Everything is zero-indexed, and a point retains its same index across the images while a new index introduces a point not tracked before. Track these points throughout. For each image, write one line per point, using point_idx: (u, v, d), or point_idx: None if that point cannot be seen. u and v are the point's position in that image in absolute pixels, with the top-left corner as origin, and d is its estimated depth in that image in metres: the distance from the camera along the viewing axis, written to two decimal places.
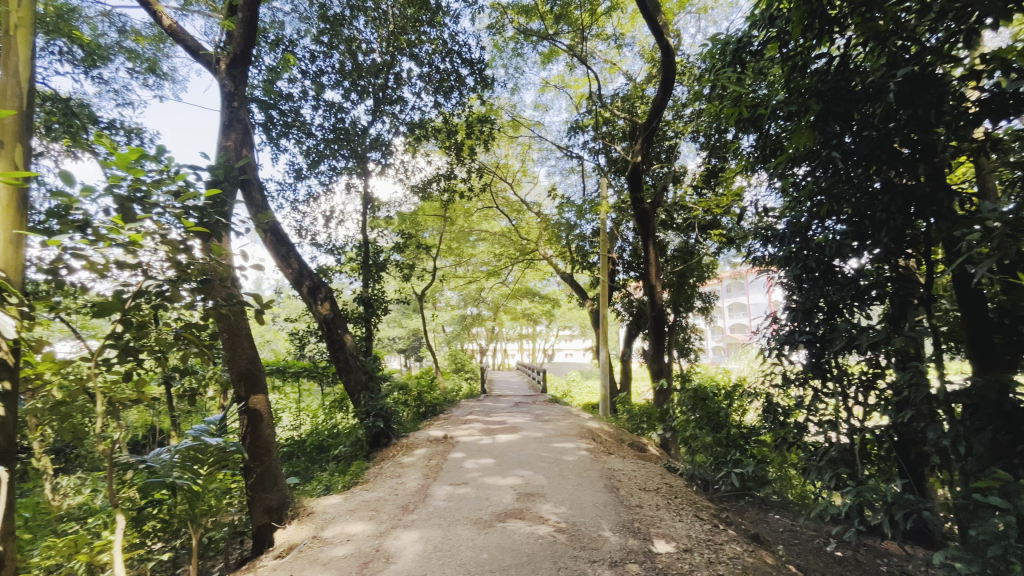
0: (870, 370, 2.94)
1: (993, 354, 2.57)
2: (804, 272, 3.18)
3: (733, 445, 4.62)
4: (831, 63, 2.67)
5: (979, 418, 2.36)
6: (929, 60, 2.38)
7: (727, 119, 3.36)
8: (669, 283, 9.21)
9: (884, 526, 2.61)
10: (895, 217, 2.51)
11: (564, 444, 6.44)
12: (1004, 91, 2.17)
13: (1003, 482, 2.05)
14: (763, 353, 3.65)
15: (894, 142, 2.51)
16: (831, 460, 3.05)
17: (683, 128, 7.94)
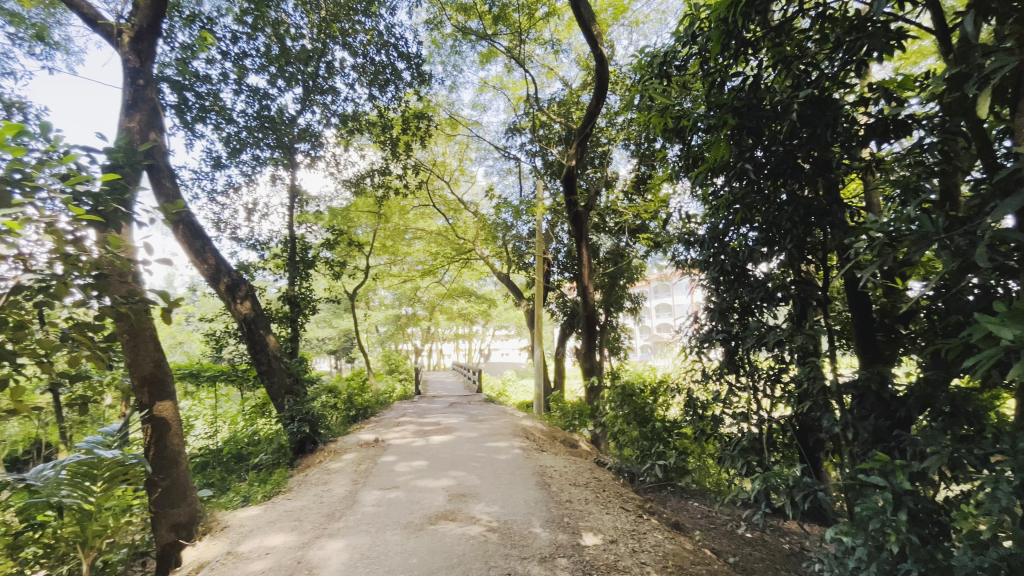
0: (776, 365, 3.21)
1: (876, 349, 2.91)
2: (721, 274, 3.42)
3: (657, 438, 4.87)
4: (746, 82, 2.88)
5: (864, 407, 2.65)
6: (826, 85, 2.64)
7: (654, 128, 3.53)
8: (601, 284, 9.54)
9: (786, 507, 2.86)
10: (797, 225, 2.78)
11: (498, 443, 6.46)
12: (887, 117, 2.48)
13: (882, 463, 2.32)
14: (685, 351, 3.87)
15: (797, 158, 2.77)
16: (743, 448, 3.30)
17: (615, 136, 8.25)
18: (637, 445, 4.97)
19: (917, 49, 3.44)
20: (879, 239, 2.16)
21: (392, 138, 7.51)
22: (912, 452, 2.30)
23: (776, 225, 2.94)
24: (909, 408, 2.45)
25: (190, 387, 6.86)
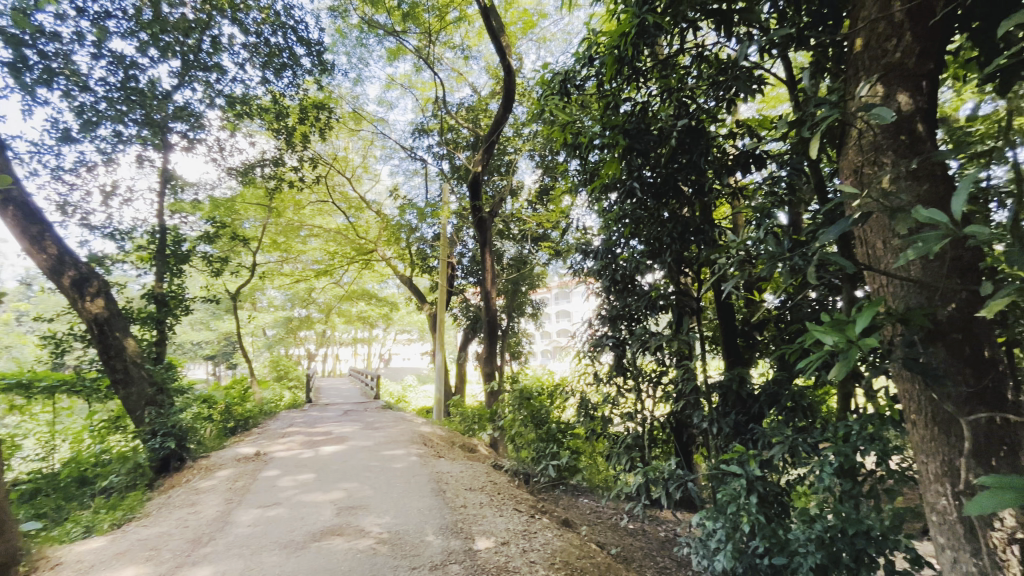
0: (658, 368, 3.50)
1: (738, 353, 3.33)
2: (612, 283, 3.68)
3: (552, 439, 5.06)
4: (635, 108, 3.11)
5: (727, 405, 3.01)
6: (702, 118, 2.96)
7: (555, 141, 3.67)
8: (504, 289, 9.73)
9: (662, 498, 3.13)
10: (676, 241, 3.12)
11: (395, 451, 6.25)
12: (748, 153, 2.84)
13: (739, 453, 2.64)
14: (579, 355, 4.08)
15: (677, 180, 3.08)
16: (627, 446, 3.58)
17: (521, 146, 8.46)
18: (533, 446, 5.12)
19: (774, 94, 3.98)
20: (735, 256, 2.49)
21: (288, 127, 6.99)
22: (762, 443, 2.65)
23: (659, 240, 3.25)
24: (761, 404, 2.83)
25: (19, 399, 5.63)
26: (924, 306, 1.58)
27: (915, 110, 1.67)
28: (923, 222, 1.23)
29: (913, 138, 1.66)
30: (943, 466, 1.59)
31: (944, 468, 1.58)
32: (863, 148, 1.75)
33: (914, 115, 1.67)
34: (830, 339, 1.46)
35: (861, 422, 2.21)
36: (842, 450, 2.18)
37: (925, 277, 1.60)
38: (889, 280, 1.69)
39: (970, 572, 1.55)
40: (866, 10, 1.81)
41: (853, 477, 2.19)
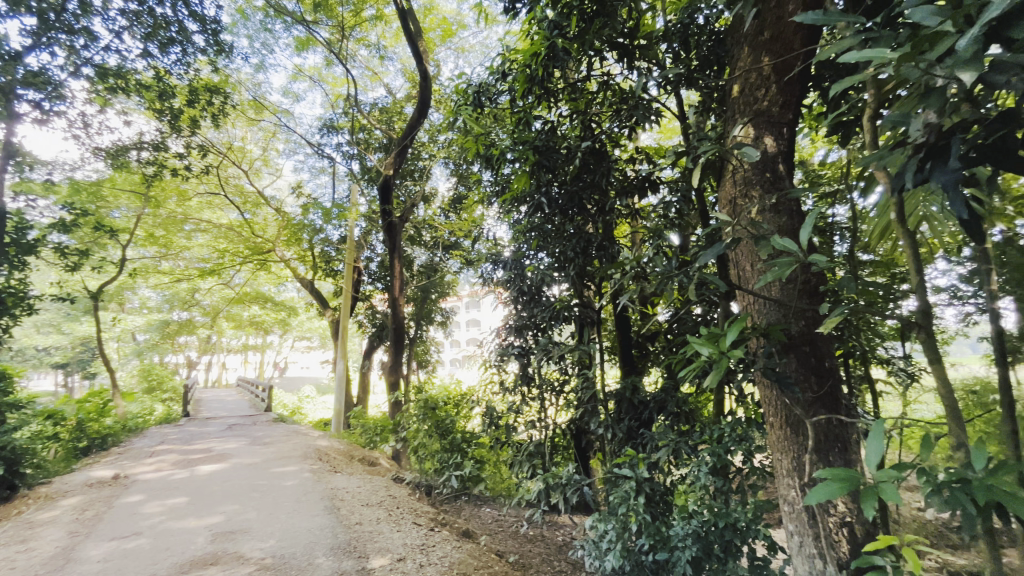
0: (560, 376, 3.64)
1: (632, 362, 3.58)
2: (519, 293, 3.77)
3: (456, 449, 5.02)
4: (545, 126, 3.24)
5: (621, 411, 3.21)
6: (605, 142, 3.18)
7: (468, 151, 3.68)
8: (413, 297, 9.52)
9: (560, 503, 3.24)
10: (579, 255, 3.30)
11: (286, 468, 5.79)
12: (643, 178, 3.09)
13: (631, 457, 2.81)
14: (486, 363, 4.11)
15: (583, 197, 3.26)
16: (529, 453, 3.68)
17: (436, 152, 8.35)
18: (436, 457, 5.03)
19: (670, 126, 4.35)
20: (626, 269, 2.70)
21: (173, 109, 6.28)
22: (651, 447, 2.85)
23: (563, 254, 3.41)
24: (650, 410, 3.05)
25: None
26: (781, 321, 1.81)
27: (778, 153, 1.92)
28: (779, 249, 1.42)
29: (775, 176, 1.91)
30: (792, 462, 1.83)
31: (794, 464, 1.82)
32: (737, 182, 1.98)
33: (776, 156, 1.93)
34: (706, 349, 1.62)
35: (731, 425, 2.47)
36: (716, 451, 2.42)
37: (782, 296, 1.84)
38: (755, 298, 1.92)
39: (812, 553, 1.79)
40: (741, 62, 2.05)
41: (726, 475, 2.43)
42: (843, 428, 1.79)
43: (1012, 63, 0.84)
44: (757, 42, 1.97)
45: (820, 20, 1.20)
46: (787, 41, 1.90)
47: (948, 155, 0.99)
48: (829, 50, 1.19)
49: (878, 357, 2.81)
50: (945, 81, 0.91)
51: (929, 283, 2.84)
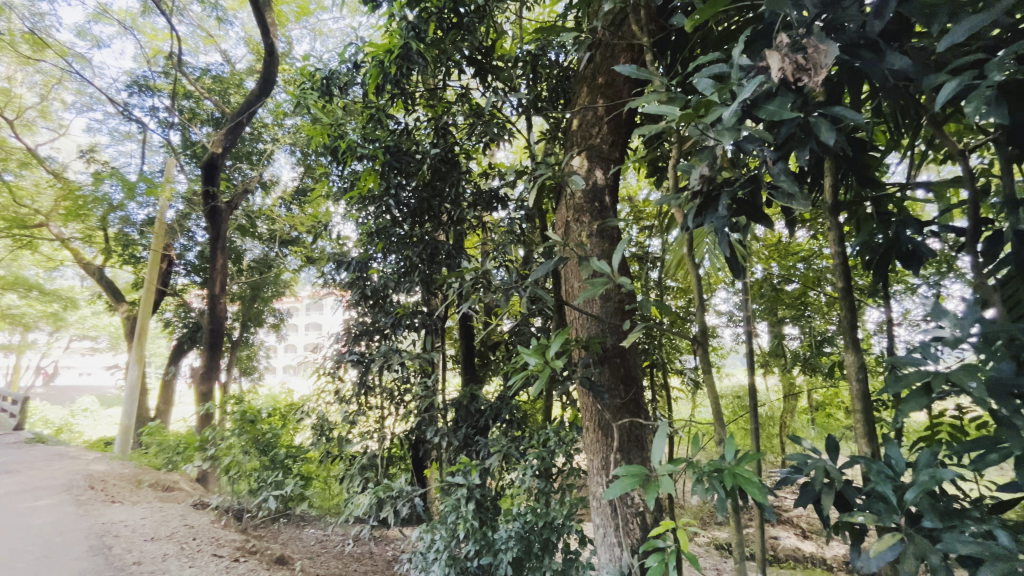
0: (401, 386, 3.49)
1: (473, 369, 3.68)
2: (361, 297, 3.58)
3: (279, 467, 4.50)
4: (400, 128, 3.19)
5: (458, 419, 3.26)
6: (458, 153, 3.23)
7: (314, 140, 3.41)
8: (240, 294, 8.36)
9: (389, 517, 3.14)
10: (425, 262, 3.27)
11: (39, 501, 4.56)
12: (489, 193, 3.23)
13: (464, 464, 2.86)
14: (321, 370, 3.80)
15: (434, 204, 3.26)
16: (362, 467, 3.50)
17: (280, 137, 7.46)
18: (251, 477, 4.44)
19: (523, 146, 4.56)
20: (467, 278, 2.74)
21: None
22: (484, 454, 2.94)
23: (410, 260, 3.35)
24: (486, 418, 3.14)
25: None
26: (598, 335, 2.03)
27: (606, 185, 2.16)
28: (596, 270, 1.60)
29: (602, 205, 2.14)
30: (601, 461, 2.04)
31: (602, 463, 2.04)
32: (571, 207, 2.17)
33: (604, 189, 2.16)
34: (532, 359, 1.74)
35: (556, 430, 2.67)
36: (542, 454, 2.59)
37: (601, 312, 2.07)
38: (580, 314, 2.11)
39: (612, 542, 2.02)
40: (580, 99, 2.27)
41: (549, 476, 2.62)
42: (641, 429, 2.06)
43: (757, 137, 1.08)
44: (593, 85, 2.19)
45: (633, 74, 1.39)
46: (617, 89, 2.16)
47: (717, 203, 1.21)
48: (644, 103, 1.37)
49: (674, 367, 3.33)
50: (715, 144, 1.14)
51: (712, 307, 3.47)
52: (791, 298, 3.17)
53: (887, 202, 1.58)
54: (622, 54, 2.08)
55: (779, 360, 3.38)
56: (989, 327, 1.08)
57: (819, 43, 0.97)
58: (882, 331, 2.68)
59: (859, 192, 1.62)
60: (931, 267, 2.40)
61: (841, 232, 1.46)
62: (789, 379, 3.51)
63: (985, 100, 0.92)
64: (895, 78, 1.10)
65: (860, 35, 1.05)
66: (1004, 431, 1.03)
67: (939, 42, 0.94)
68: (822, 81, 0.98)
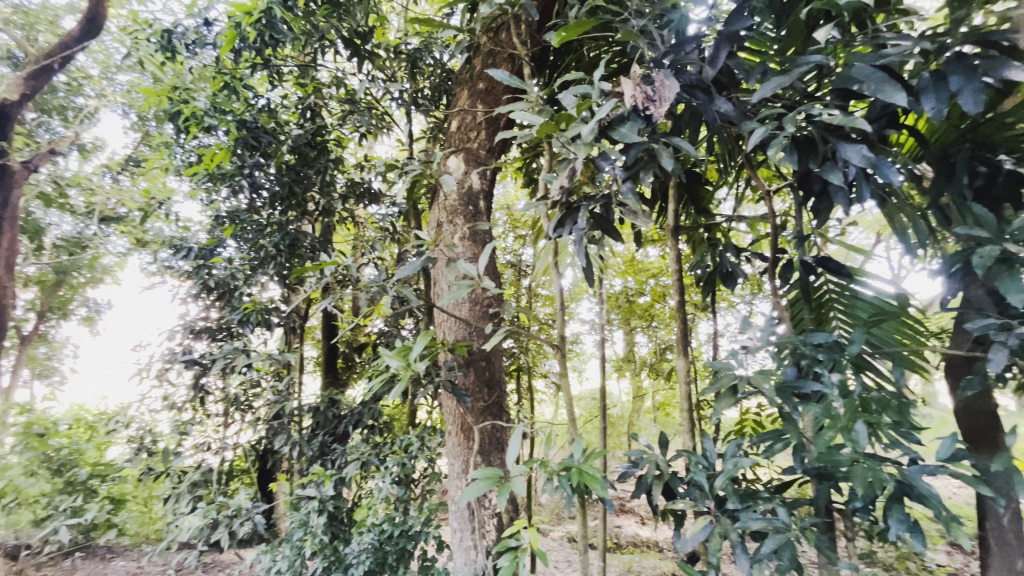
0: (247, 390, 3.10)
1: (335, 372, 3.44)
2: (205, 289, 3.13)
3: (79, 490, 3.72)
4: (261, 103, 2.87)
5: (315, 426, 3.03)
6: (329, 138, 2.98)
7: (150, 101, 2.91)
8: (39, 280, 6.73)
9: (222, 540, 2.77)
10: (282, 254, 2.94)
11: None
12: (360, 184, 3.05)
13: (317, 476, 2.66)
14: (143, 372, 3.13)
15: (298, 191, 2.94)
16: (191, 484, 3.00)
17: (109, 94, 6.14)
18: (38, 505, 3.62)
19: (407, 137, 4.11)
20: (328, 275, 2.54)
21: None
22: (340, 462, 2.77)
23: (263, 249, 2.99)
24: (345, 424, 2.95)
25: None
26: (465, 339, 2.03)
27: (481, 190, 2.19)
28: (461, 271, 1.60)
29: (476, 210, 2.17)
30: (461, 464, 2.03)
31: (462, 467, 2.03)
32: (446, 208, 2.14)
33: (479, 194, 2.19)
34: (394, 362, 1.68)
35: (419, 434, 2.61)
36: (403, 460, 2.51)
37: (468, 316, 2.07)
38: (448, 316, 2.09)
39: (468, 545, 2.01)
40: (460, 102, 2.26)
41: (409, 483, 2.54)
42: (502, 431, 2.10)
43: (610, 155, 1.17)
44: (474, 90, 2.20)
45: (506, 82, 1.43)
46: (496, 96, 2.20)
47: (576, 213, 1.28)
48: (514, 111, 1.41)
49: (538, 371, 3.48)
50: (574, 158, 1.21)
51: (575, 315, 3.71)
52: (641, 309, 3.52)
53: (715, 230, 1.83)
54: (502, 63, 2.13)
55: (630, 365, 3.72)
56: (781, 338, 1.29)
57: (663, 78, 1.09)
58: (709, 340, 3.10)
59: (696, 220, 1.85)
60: (745, 287, 2.86)
61: (679, 252, 1.65)
62: (637, 383, 3.87)
63: (783, 147, 1.11)
64: (721, 122, 1.28)
65: (698, 79, 1.20)
66: (786, 424, 1.26)
67: (754, 94, 1.13)
68: (665, 112, 1.09)
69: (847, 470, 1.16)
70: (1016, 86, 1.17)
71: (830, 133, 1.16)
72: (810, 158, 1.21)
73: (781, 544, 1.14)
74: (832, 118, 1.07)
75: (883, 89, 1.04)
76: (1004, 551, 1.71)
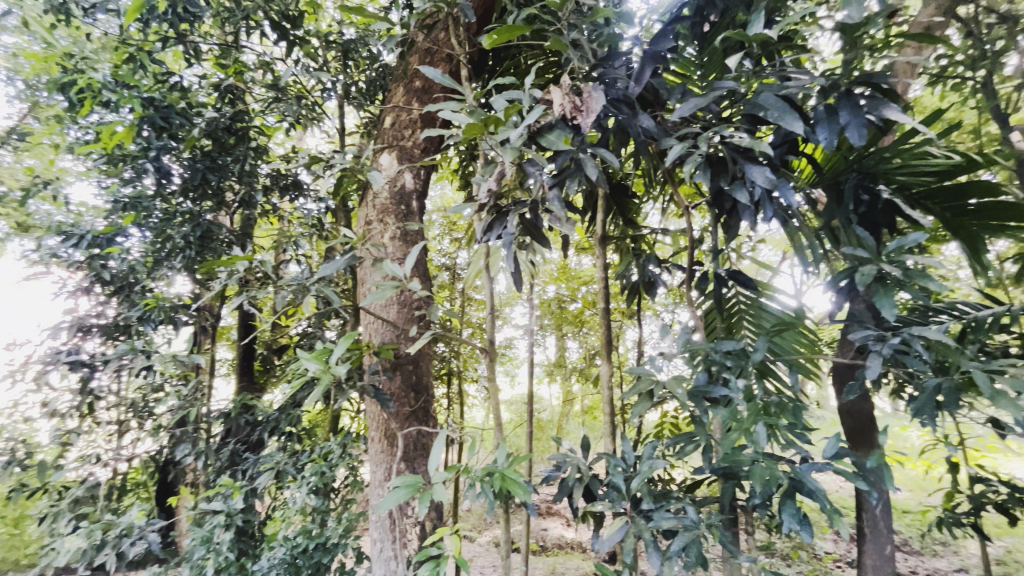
0: (145, 394, 2.75)
1: (250, 376, 3.21)
2: (98, 282, 2.79)
3: None
4: (173, 82, 2.63)
5: (227, 434, 2.85)
6: (252, 126, 2.79)
7: (39, 68, 2.59)
8: None
9: (108, 563, 2.46)
10: (191, 246, 2.66)
11: None
12: (287, 178, 2.89)
13: (225, 487, 2.46)
14: (13, 373, 2.68)
15: (212, 179, 2.72)
16: (73, 501, 2.62)
17: None
18: None
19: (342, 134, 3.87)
20: (243, 270, 2.35)
21: None
22: (252, 472, 2.59)
23: (166, 239, 2.71)
24: (260, 432, 2.75)
25: None
26: (391, 342, 1.96)
27: (414, 190, 2.14)
28: (387, 272, 1.56)
29: (408, 209, 2.11)
30: (383, 472, 1.96)
31: (384, 474, 1.96)
32: (375, 206, 2.08)
33: (411, 194, 2.14)
34: (313, 365, 1.59)
35: (341, 442, 2.50)
36: (321, 469, 2.38)
37: (396, 318, 2.00)
38: (374, 319, 2.01)
39: (388, 556, 1.94)
40: (396, 98, 2.20)
41: (327, 494, 2.41)
42: (428, 436, 2.05)
43: (536, 162, 1.19)
44: (410, 87, 2.16)
45: (438, 80, 1.41)
46: (433, 96, 2.16)
47: (504, 217, 1.29)
48: (445, 110, 1.39)
49: (470, 375, 3.45)
50: (503, 162, 1.21)
51: (509, 320, 3.72)
52: (573, 315, 3.61)
53: (639, 241, 1.92)
54: (440, 62, 2.10)
55: (561, 370, 3.78)
56: (693, 345, 1.37)
57: (591, 91, 1.14)
58: (634, 347, 3.24)
59: (623, 230, 1.92)
60: (669, 297, 3.01)
61: (606, 261, 1.71)
62: (567, 388, 3.94)
63: (698, 165, 1.18)
64: (645, 137, 1.34)
65: (624, 94, 1.25)
66: (696, 426, 1.33)
67: (674, 112, 1.19)
68: (591, 123, 1.13)
69: (748, 469, 1.25)
70: (893, 125, 1.33)
71: (740, 154, 1.25)
72: (721, 177, 1.30)
73: (689, 542, 1.20)
74: (740, 141, 1.15)
75: (784, 118, 1.14)
76: (876, 538, 1.92)
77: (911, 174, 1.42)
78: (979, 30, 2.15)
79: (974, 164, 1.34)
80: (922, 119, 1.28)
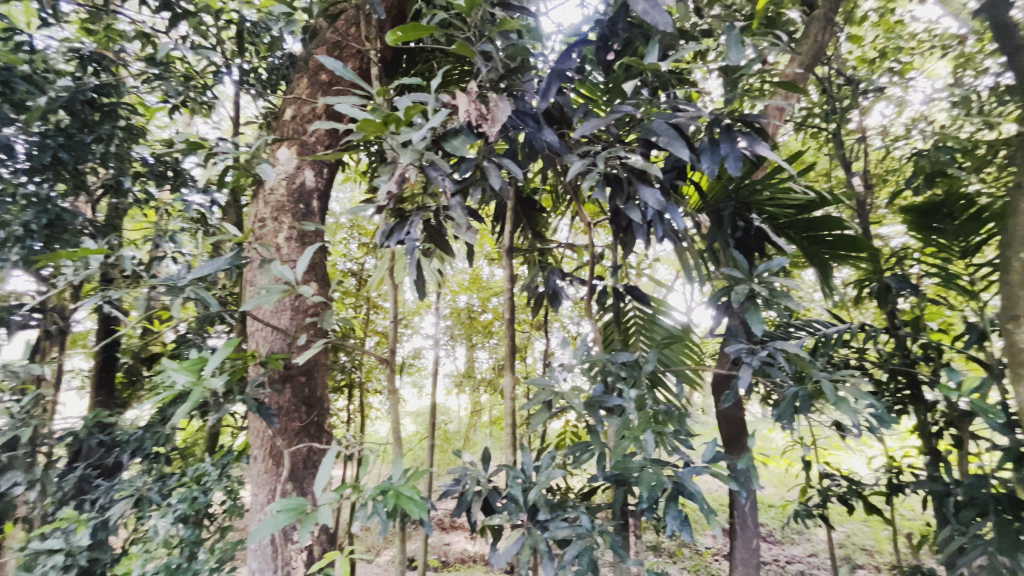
0: None
1: (110, 390, 2.78)
2: None
3: None
4: (21, 44, 2.25)
5: (75, 457, 2.44)
6: (124, 104, 2.45)
7: None
8: None
9: None
10: (31, 235, 2.24)
11: None
12: (167, 166, 2.57)
13: (67, 520, 2.08)
14: None
15: (66, 159, 2.33)
16: None
17: None
18: None
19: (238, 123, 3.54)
20: (103, 267, 2.03)
21: None
22: (103, 502, 2.22)
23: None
24: (118, 454, 2.38)
25: None
26: (282, 351, 1.80)
27: (315, 189, 2.01)
28: (275, 276, 1.45)
29: (308, 209, 1.98)
30: (266, 494, 1.79)
31: (267, 497, 1.78)
32: (269, 203, 1.91)
33: (312, 192, 2.00)
34: (182, 377, 1.40)
35: (218, 463, 2.24)
36: (191, 494, 2.11)
37: (288, 325, 1.85)
38: (263, 325, 1.84)
39: None
40: (299, 90, 2.06)
41: (198, 522, 2.13)
42: (319, 454, 1.91)
43: (440, 167, 1.17)
44: (316, 80, 2.03)
45: (339, 72, 1.34)
46: (339, 91, 2.06)
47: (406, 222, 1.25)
48: (345, 105, 1.32)
49: (372, 387, 3.29)
50: (405, 164, 1.18)
51: (417, 330, 3.62)
52: (481, 326, 3.60)
53: (545, 254, 1.96)
54: (349, 58, 2.00)
55: (469, 381, 3.74)
56: (590, 356, 1.43)
57: (497, 101, 1.15)
58: (540, 357, 3.30)
59: (531, 243, 1.96)
60: (574, 310, 3.12)
61: (512, 273, 1.72)
62: (475, 399, 3.89)
63: (596, 182, 1.24)
64: (551, 153, 1.38)
65: (531, 109, 1.29)
66: (591, 435, 1.37)
67: (577, 130, 1.24)
68: (496, 133, 1.14)
69: (637, 476, 1.31)
70: (763, 161, 1.50)
71: (635, 176, 1.33)
72: (618, 196, 1.37)
73: (581, 549, 1.23)
74: (634, 163, 1.23)
75: (673, 144, 1.23)
76: (745, 533, 2.11)
77: (778, 207, 1.61)
78: (831, 89, 2.53)
79: (825, 201, 1.56)
80: (786, 158, 1.46)
